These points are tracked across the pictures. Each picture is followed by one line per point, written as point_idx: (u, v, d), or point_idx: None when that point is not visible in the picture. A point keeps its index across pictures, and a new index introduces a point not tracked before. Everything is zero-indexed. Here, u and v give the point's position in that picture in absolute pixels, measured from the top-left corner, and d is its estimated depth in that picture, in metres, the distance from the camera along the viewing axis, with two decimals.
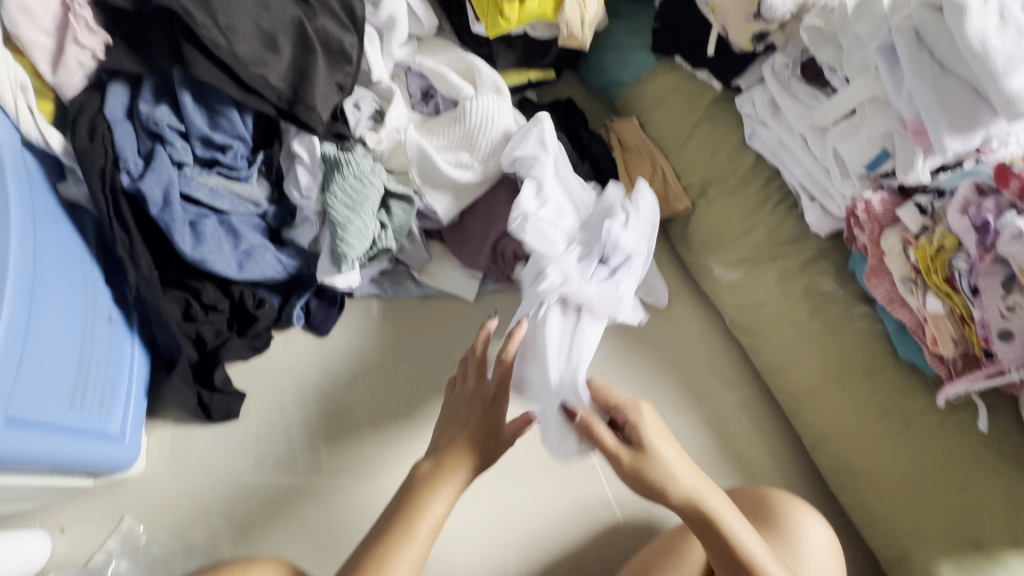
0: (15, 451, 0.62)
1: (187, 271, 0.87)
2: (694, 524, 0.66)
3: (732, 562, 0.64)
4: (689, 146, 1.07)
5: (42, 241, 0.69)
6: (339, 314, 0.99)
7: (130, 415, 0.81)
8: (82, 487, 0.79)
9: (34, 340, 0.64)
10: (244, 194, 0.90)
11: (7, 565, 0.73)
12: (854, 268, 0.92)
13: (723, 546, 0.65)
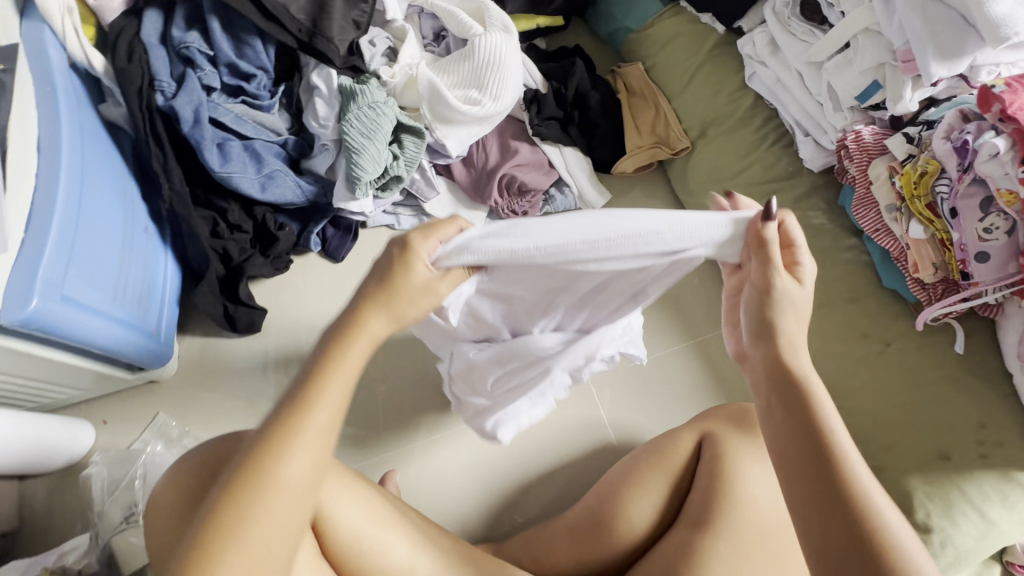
0: (73, 330, 0.69)
1: (214, 192, 0.93)
2: (774, 389, 0.49)
3: (803, 436, 0.46)
4: (691, 90, 1.12)
5: (87, 149, 0.76)
6: (354, 243, 1.06)
7: (163, 319, 0.88)
8: (122, 381, 0.87)
9: (82, 233, 0.71)
10: (266, 123, 0.96)
11: (55, 441, 0.82)
12: (844, 203, 0.96)
13: (798, 422, 0.47)
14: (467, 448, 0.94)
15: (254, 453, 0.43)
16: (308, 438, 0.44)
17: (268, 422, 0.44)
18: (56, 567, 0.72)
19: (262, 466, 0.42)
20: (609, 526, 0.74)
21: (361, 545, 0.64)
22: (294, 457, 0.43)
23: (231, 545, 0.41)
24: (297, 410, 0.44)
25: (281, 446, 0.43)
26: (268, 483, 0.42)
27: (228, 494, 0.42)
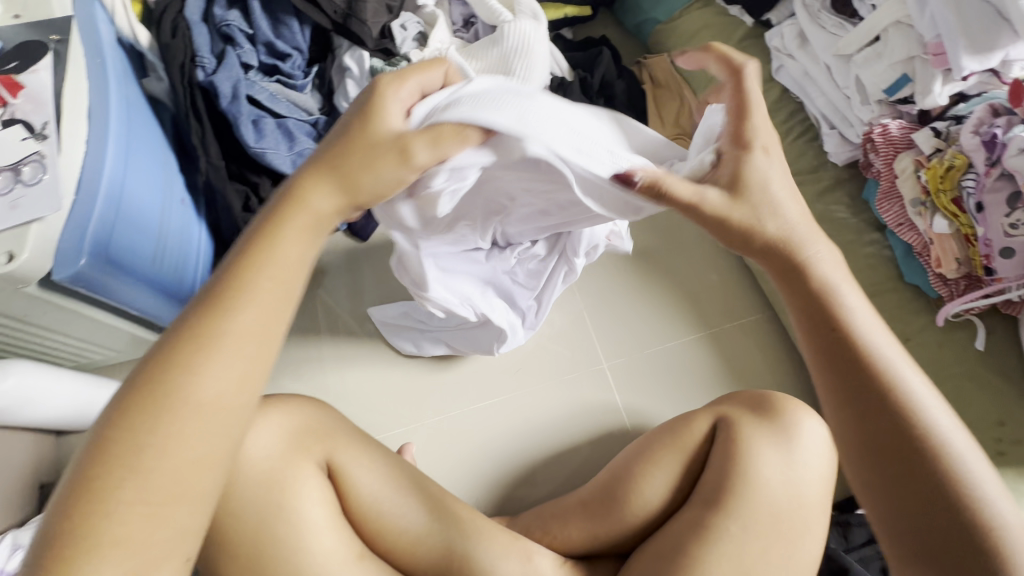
0: (115, 289, 0.72)
1: (249, 167, 0.96)
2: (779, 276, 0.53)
3: (815, 308, 0.51)
4: (717, 82, 1.11)
5: (131, 118, 0.79)
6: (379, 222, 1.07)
7: (196, 287, 0.92)
8: (155, 345, 0.91)
9: (126, 198, 0.73)
10: (299, 102, 0.98)
11: (94, 398, 0.86)
12: (869, 198, 0.96)
13: (808, 296, 0.51)
14: (484, 423, 0.96)
15: (167, 358, 0.42)
16: (236, 341, 0.43)
17: (178, 334, 0.43)
18: None
19: (172, 359, 0.41)
20: (622, 502, 0.77)
21: (382, 505, 0.71)
22: (212, 366, 0.42)
23: (144, 457, 0.39)
24: (211, 318, 0.43)
25: (199, 353, 0.42)
26: (178, 392, 0.41)
27: (141, 397, 0.40)
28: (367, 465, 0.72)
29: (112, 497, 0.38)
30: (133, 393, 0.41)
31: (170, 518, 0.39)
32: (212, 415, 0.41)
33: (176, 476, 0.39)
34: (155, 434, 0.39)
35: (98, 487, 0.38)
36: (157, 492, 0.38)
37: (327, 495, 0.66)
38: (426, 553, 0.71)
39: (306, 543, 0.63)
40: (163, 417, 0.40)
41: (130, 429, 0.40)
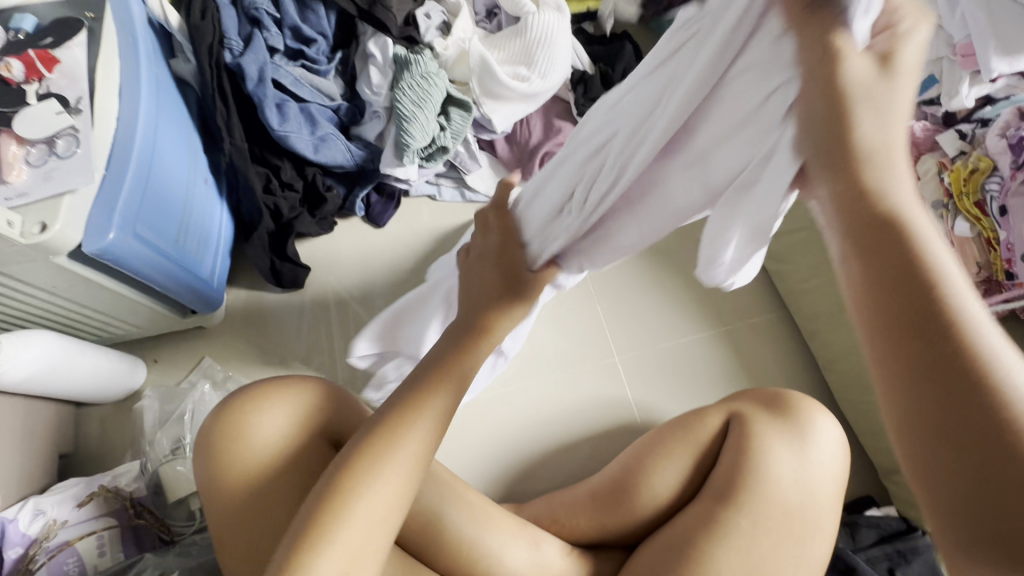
0: (139, 266, 0.73)
1: (271, 151, 0.98)
2: (866, 226, 0.35)
3: (916, 281, 0.34)
4: None
5: (160, 99, 0.80)
6: (395, 210, 1.09)
7: (216, 266, 0.93)
8: (175, 322, 0.93)
9: (153, 177, 0.75)
10: (322, 87, 1.00)
11: (115, 370, 0.88)
12: None
13: (906, 261, 0.34)
14: (495, 411, 0.97)
15: (395, 416, 0.49)
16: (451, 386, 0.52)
17: (402, 400, 0.50)
18: (111, 488, 0.78)
19: (401, 412, 0.49)
20: (633, 492, 0.78)
21: None
22: (420, 424, 0.48)
23: (346, 515, 0.44)
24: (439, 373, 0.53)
25: (413, 409, 0.49)
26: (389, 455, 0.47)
27: (350, 469, 0.46)
28: None
29: (314, 543, 0.43)
30: (346, 468, 0.46)
31: (355, 559, 0.44)
32: (401, 475, 0.46)
33: (365, 530, 0.44)
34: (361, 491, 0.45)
35: (304, 542, 0.43)
36: (349, 542, 0.44)
37: None
38: (436, 535, 0.71)
39: None
40: (367, 477, 0.45)
41: (340, 488, 0.45)
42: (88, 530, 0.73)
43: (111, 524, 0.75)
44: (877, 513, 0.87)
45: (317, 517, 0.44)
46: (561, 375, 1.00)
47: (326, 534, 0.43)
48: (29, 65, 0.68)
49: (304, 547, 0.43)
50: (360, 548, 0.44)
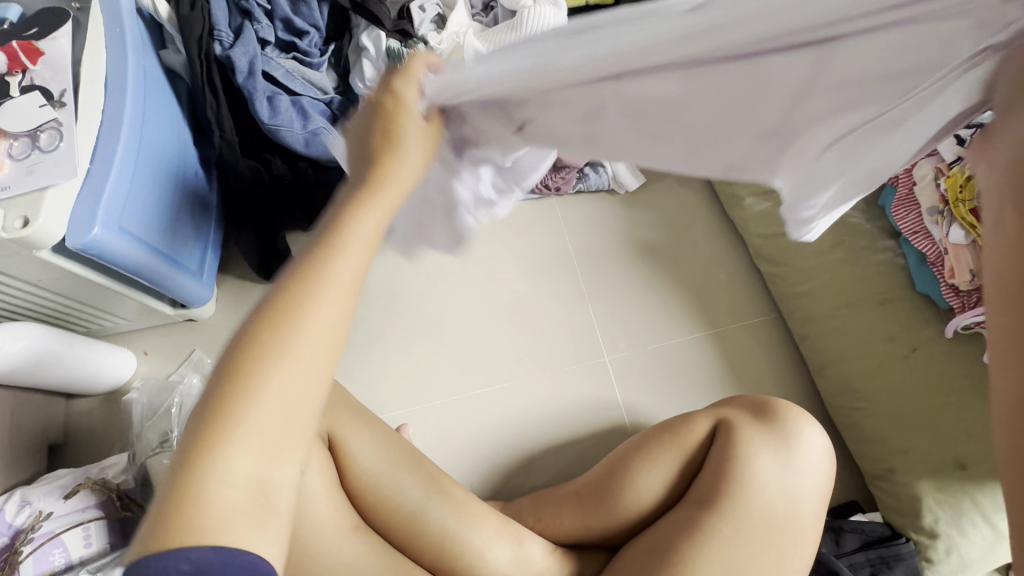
0: (127, 260, 0.73)
1: (262, 144, 0.97)
2: None
3: None
4: None
5: (150, 92, 0.80)
6: None
7: (206, 259, 0.93)
8: (165, 315, 0.93)
9: (140, 170, 0.75)
10: (314, 80, 0.99)
11: (106, 362, 0.88)
12: (884, 204, 0.95)
13: None
14: (483, 409, 0.97)
15: (276, 306, 0.39)
16: (356, 255, 0.42)
17: (279, 288, 0.40)
18: (98, 480, 0.77)
19: (284, 300, 0.39)
20: (619, 493, 0.78)
21: (382, 480, 0.71)
22: (324, 301, 0.40)
23: (243, 426, 0.37)
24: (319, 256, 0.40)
25: (311, 277, 0.39)
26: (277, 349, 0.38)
27: (232, 373, 0.37)
28: (369, 441, 0.72)
29: (215, 446, 0.36)
30: (226, 372, 0.37)
31: (274, 461, 0.37)
32: (312, 354, 0.39)
33: (282, 426, 0.38)
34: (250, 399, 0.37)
35: (192, 463, 0.36)
36: (261, 439, 0.37)
37: (328, 468, 0.67)
38: (419, 533, 0.72)
39: (303, 516, 0.64)
40: (272, 367, 0.38)
41: (235, 382, 0.37)
42: (75, 522, 0.73)
43: (97, 515, 0.75)
44: (863, 518, 0.87)
45: (215, 416, 0.36)
46: (551, 374, 1.00)
47: (227, 433, 0.36)
48: (12, 56, 0.67)
49: (204, 454, 0.36)
50: (280, 447, 0.38)
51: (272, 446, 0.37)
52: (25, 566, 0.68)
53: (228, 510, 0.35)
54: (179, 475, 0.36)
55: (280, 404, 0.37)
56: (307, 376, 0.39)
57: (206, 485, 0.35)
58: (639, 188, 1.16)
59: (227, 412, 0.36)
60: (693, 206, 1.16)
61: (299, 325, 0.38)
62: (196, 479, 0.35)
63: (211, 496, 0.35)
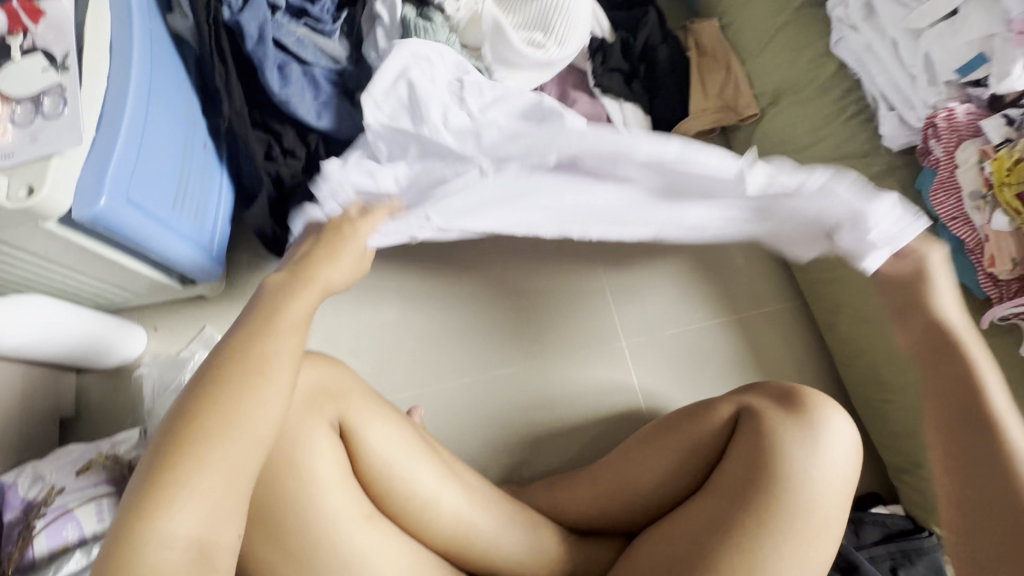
0: (133, 232, 0.70)
1: (271, 115, 0.93)
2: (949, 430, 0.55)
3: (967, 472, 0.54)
4: (770, 51, 1.05)
5: (155, 58, 0.76)
6: None
7: (216, 235, 0.91)
8: (174, 291, 0.91)
9: (148, 140, 0.71)
10: (326, 49, 0.94)
11: (113, 337, 0.87)
12: (922, 186, 0.90)
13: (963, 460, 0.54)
14: (496, 393, 0.95)
15: (204, 392, 0.46)
16: (287, 337, 0.51)
17: (217, 373, 0.47)
18: (109, 457, 0.77)
19: (218, 385, 0.46)
20: (635, 482, 0.77)
21: (393, 467, 0.70)
22: (262, 387, 0.47)
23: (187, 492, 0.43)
24: (252, 342, 0.49)
25: (244, 363, 0.48)
26: (218, 429, 0.45)
27: (176, 447, 0.44)
28: (380, 426, 0.71)
29: (157, 509, 0.42)
30: (170, 447, 0.44)
31: (209, 524, 0.44)
32: (247, 428, 0.46)
33: (222, 488, 0.44)
34: (190, 471, 0.43)
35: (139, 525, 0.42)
36: (204, 495, 0.43)
37: (340, 454, 0.66)
38: (433, 517, 0.71)
39: (315, 501, 0.63)
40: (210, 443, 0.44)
41: (174, 456, 0.43)
42: (88, 497, 0.72)
43: (109, 490, 0.73)
44: (884, 511, 0.85)
45: (153, 482, 0.43)
46: (565, 358, 0.97)
47: (164, 499, 0.42)
48: (13, 15, 0.64)
49: (145, 516, 0.42)
50: (219, 506, 0.44)
51: (212, 507, 0.44)
52: (39, 541, 0.68)
53: (168, 570, 0.41)
54: (123, 535, 0.41)
55: (219, 470, 0.44)
56: (244, 446, 0.45)
57: (148, 545, 0.41)
58: None
59: (167, 478, 0.43)
60: None
61: (235, 410, 0.46)
62: (137, 542, 0.41)
63: (152, 559, 0.41)
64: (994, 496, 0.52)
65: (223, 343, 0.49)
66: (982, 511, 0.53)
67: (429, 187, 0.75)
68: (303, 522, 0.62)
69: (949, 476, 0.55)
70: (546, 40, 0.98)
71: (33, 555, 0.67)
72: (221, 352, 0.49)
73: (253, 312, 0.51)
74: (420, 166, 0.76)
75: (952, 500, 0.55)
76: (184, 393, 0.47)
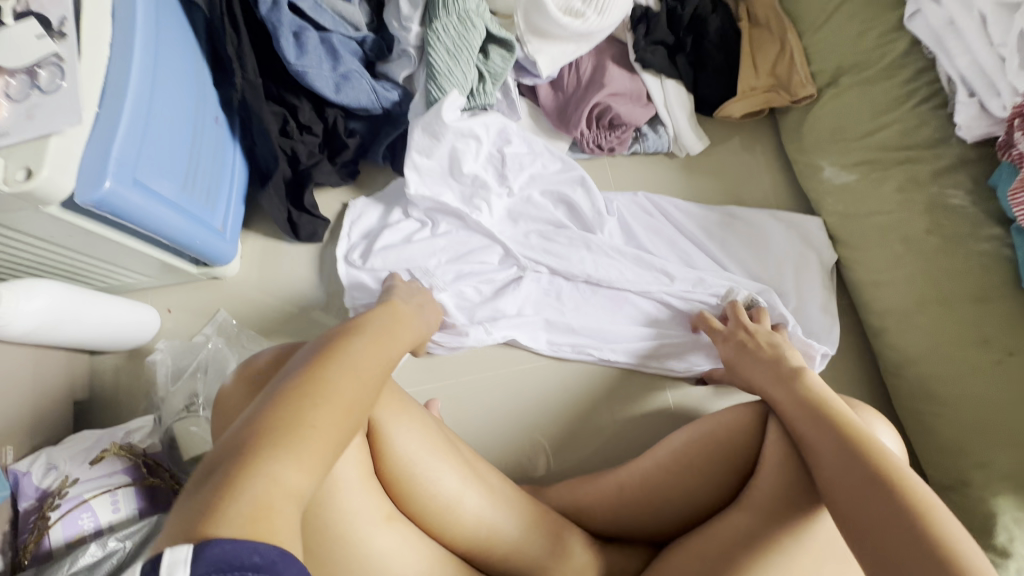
0: (141, 215, 0.65)
1: (287, 88, 0.87)
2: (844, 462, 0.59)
3: (872, 499, 0.54)
4: (831, 26, 0.96)
5: (161, 22, 0.70)
6: None
7: (229, 216, 0.86)
8: (187, 273, 0.87)
9: (155, 115, 0.66)
10: (346, 15, 0.88)
11: (126, 321, 0.84)
12: (997, 184, 0.82)
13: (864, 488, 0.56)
14: (520, 388, 0.91)
15: (315, 367, 0.45)
16: (388, 350, 0.52)
17: (325, 358, 0.47)
18: (123, 445, 0.75)
19: (330, 364, 0.46)
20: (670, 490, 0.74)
21: (417, 469, 0.66)
22: (362, 370, 0.48)
23: (302, 442, 0.39)
24: (362, 346, 0.50)
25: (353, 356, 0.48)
26: (327, 393, 0.43)
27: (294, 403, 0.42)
28: (408, 423, 0.67)
29: (274, 454, 0.38)
30: (287, 401, 0.42)
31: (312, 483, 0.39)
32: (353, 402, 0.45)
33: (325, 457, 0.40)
34: (308, 420, 0.41)
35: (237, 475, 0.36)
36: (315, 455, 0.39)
37: (363, 454, 0.62)
38: (455, 520, 0.67)
39: (334, 502, 0.58)
40: (321, 402, 0.42)
41: (283, 415, 0.40)
42: (103, 488, 0.71)
43: (125, 481, 0.72)
44: None
45: (270, 430, 0.39)
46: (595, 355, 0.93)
47: (276, 447, 0.38)
48: None
49: (260, 461, 0.37)
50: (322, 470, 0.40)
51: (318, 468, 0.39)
52: (55, 530, 0.66)
53: (282, 519, 0.35)
54: (224, 480, 0.36)
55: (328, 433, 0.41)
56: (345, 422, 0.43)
57: (255, 491, 0.36)
58: (702, 152, 1.03)
59: (287, 429, 0.40)
60: (761, 175, 1.04)
61: (337, 387, 0.44)
62: (245, 483, 0.36)
63: (264, 503, 0.35)
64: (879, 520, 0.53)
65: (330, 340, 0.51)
66: (871, 528, 0.53)
67: (463, 253, 0.90)
68: (322, 525, 0.58)
69: (848, 493, 0.57)
70: (584, 7, 0.89)
71: (49, 545, 0.66)
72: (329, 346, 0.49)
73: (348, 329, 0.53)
74: (454, 215, 0.91)
75: (849, 515, 0.55)
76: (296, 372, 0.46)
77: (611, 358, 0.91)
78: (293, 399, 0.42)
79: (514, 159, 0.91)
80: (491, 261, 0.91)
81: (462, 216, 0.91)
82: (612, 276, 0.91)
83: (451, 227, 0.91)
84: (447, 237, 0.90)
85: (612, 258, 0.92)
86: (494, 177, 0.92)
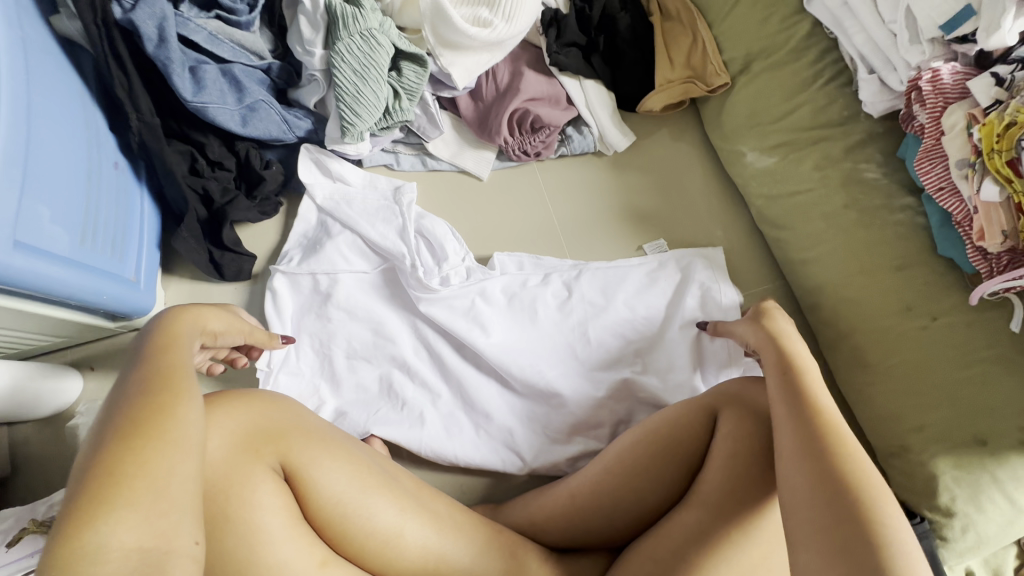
0: (28, 275, 0.61)
1: (190, 124, 0.84)
2: None
3: None
4: (736, 15, 0.97)
5: (35, 68, 0.66)
6: (341, 167, 0.93)
7: (143, 264, 0.82)
8: (105, 329, 0.82)
9: (36, 149, 0.64)
10: (246, 44, 0.84)
11: (40, 390, 0.79)
12: (905, 155, 0.85)
13: None
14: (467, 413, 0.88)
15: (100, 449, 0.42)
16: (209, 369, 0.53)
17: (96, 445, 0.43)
18: (44, 522, 0.69)
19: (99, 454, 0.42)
20: (616, 501, 0.74)
21: (349, 508, 0.63)
22: (164, 445, 0.43)
23: (119, 505, 0.40)
24: (154, 391, 0.46)
25: (178, 372, 0.50)
26: (127, 480, 0.41)
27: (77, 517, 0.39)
28: (333, 465, 0.64)
29: (97, 519, 0.39)
30: (74, 515, 0.39)
31: (153, 532, 0.40)
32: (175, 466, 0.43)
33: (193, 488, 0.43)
34: (114, 518, 0.39)
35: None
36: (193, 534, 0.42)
37: (288, 502, 0.60)
38: (398, 554, 0.65)
39: (263, 556, 0.56)
40: (123, 506, 0.40)
41: (125, 456, 0.42)
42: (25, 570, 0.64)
43: None
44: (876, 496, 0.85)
45: (67, 532, 0.38)
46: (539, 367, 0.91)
47: (102, 515, 0.39)
48: None
49: (88, 523, 0.38)
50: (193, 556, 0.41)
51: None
52: None
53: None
54: (57, 561, 0.37)
55: (176, 484, 0.42)
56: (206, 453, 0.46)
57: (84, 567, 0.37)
58: (629, 148, 1.04)
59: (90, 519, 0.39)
60: (690, 164, 1.04)
61: (120, 459, 0.42)
62: (75, 564, 0.37)
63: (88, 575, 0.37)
64: (838, 528, 0.48)
65: (119, 410, 0.45)
66: None
67: (331, 263, 0.89)
68: None
69: None
70: (490, 15, 0.90)
71: None
72: (111, 411, 0.46)
73: (149, 373, 0.49)
74: (306, 263, 0.89)
75: None
76: (113, 398, 0.47)
77: (542, 306, 0.89)
78: (72, 512, 0.39)
79: (329, 275, 0.88)
80: (388, 314, 0.88)
81: (328, 276, 0.88)
82: (484, 281, 0.89)
83: (361, 263, 0.90)
84: (315, 272, 0.88)
85: (505, 315, 0.88)
86: (384, 298, 0.89)
